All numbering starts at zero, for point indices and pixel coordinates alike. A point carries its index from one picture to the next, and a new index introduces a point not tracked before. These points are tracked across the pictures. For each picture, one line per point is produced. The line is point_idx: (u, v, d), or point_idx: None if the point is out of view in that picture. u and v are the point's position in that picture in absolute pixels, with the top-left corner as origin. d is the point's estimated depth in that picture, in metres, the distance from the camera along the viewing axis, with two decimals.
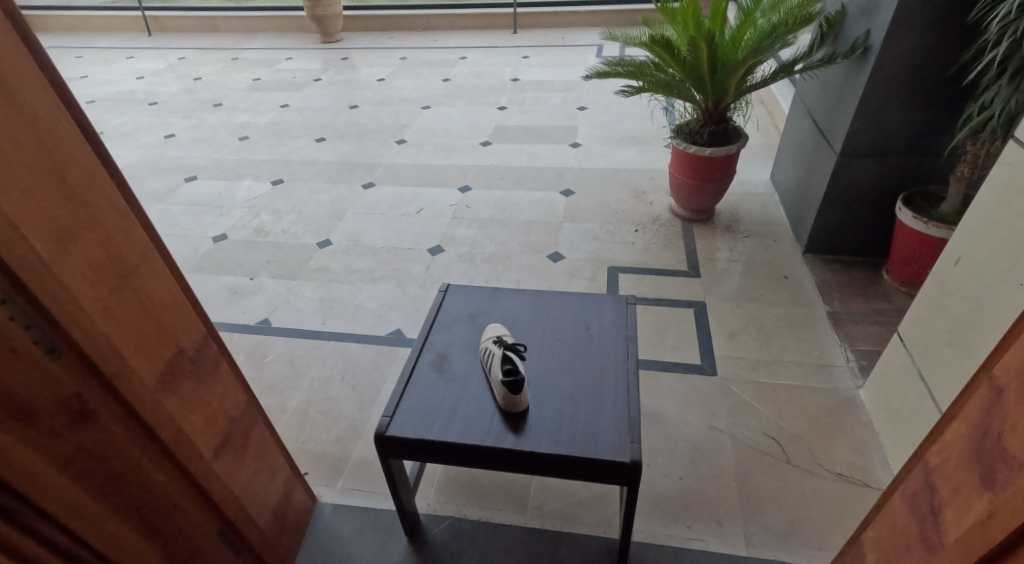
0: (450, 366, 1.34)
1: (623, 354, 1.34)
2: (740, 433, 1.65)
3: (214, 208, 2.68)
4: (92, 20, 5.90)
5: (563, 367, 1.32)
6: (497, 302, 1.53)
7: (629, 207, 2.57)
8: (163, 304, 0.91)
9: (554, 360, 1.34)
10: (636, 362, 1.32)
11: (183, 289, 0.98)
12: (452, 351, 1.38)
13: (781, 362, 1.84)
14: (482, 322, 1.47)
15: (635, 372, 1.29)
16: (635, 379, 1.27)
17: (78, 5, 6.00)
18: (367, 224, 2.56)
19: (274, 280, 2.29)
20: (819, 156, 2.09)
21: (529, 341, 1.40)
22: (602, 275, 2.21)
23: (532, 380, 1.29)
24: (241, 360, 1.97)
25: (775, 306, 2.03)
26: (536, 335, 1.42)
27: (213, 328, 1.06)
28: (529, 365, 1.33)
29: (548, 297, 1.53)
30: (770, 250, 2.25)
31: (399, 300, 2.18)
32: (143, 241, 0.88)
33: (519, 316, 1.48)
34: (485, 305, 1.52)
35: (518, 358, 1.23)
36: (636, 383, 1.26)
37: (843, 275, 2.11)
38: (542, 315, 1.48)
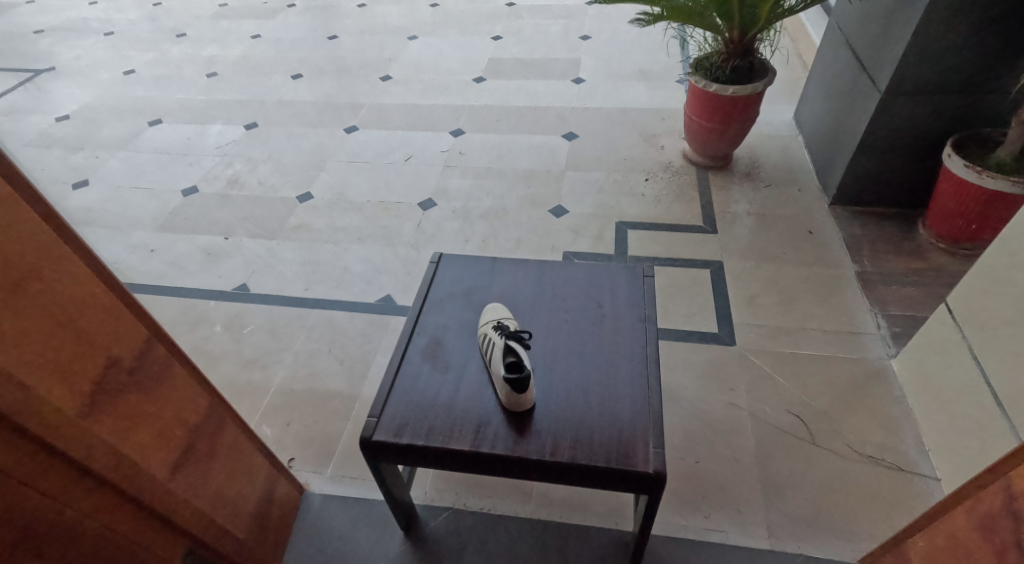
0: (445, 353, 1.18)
1: (641, 339, 1.19)
2: (760, 410, 1.52)
3: (182, 156, 2.44)
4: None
5: (573, 355, 1.17)
6: (496, 276, 1.35)
7: (638, 153, 2.35)
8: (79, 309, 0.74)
9: (563, 345, 1.19)
10: (656, 348, 1.16)
11: (111, 287, 0.80)
12: (447, 332, 1.23)
13: (806, 329, 1.69)
14: (480, 299, 1.30)
15: (656, 361, 1.14)
16: (655, 370, 1.12)
17: None
18: (352, 174, 2.34)
19: (252, 240, 2.09)
20: (858, 94, 1.86)
21: (534, 324, 1.24)
22: (609, 232, 2.04)
23: (538, 370, 1.14)
24: (219, 332, 1.82)
25: (799, 266, 1.86)
26: (542, 315, 1.26)
27: (161, 329, 0.88)
28: (534, 352, 1.17)
29: (554, 269, 1.35)
30: (794, 202, 2.06)
31: (390, 262, 2.01)
32: (37, 235, 0.69)
33: (522, 292, 1.31)
34: (482, 279, 1.35)
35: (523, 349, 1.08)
36: (657, 375, 1.11)
37: (874, 230, 1.93)
38: (547, 292, 1.31)
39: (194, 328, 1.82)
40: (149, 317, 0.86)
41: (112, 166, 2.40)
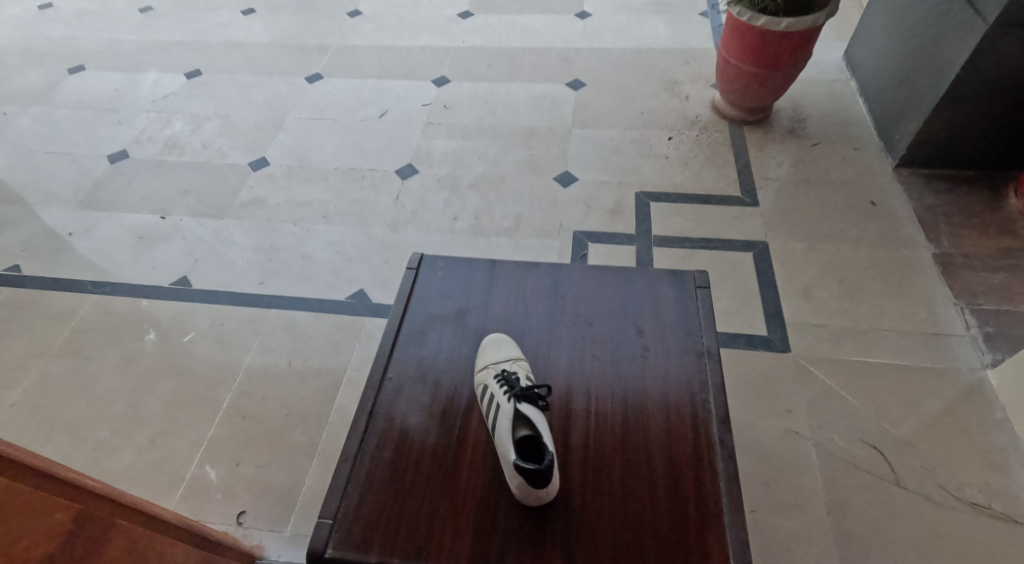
0: (432, 409, 0.87)
1: (699, 386, 0.87)
2: (828, 440, 1.24)
3: (107, 112, 2.00)
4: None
5: (608, 408, 0.85)
6: (496, 287, 1.02)
7: (658, 104, 1.97)
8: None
9: (593, 393, 0.87)
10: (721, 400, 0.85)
11: None
12: (436, 376, 0.90)
13: (877, 331, 1.38)
14: (475, 323, 0.97)
15: (724, 423, 0.82)
16: (724, 440, 0.81)
17: None
18: (314, 133, 1.94)
19: (192, 220, 1.71)
20: (947, 25, 1.48)
21: (550, 359, 0.92)
22: (627, 207, 1.69)
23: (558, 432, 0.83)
24: (153, 341, 1.47)
25: (862, 246, 1.52)
26: (562, 346, 0.93)
27: None
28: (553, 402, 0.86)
29: (573, 277, 1.02)
30: (850, 163, 1.69)
31: (363, 246, 1.65)
32: None
33: (533, 311, 0.98)
34: (478, 292, 1.01)
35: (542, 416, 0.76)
36: (727, 448, 0.80)
37: (953, 198, 1.58)
38: (567, 310, 0.97)
39: (123, 336, 1.48)
40: None
41: (22, 126, 1.98)
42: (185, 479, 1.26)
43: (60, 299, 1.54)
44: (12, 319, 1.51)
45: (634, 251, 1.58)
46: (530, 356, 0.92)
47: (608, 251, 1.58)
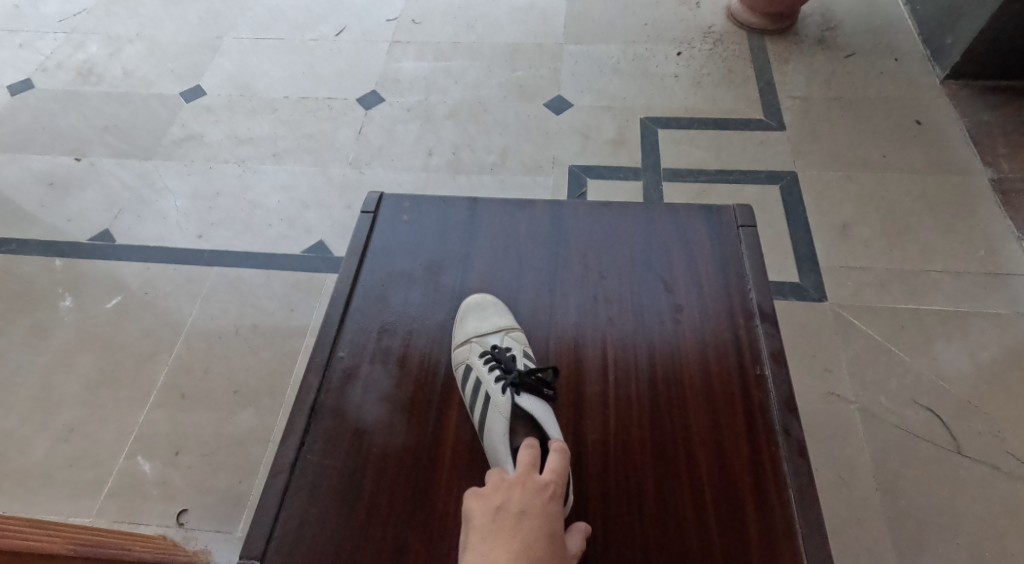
0: (397, 399, 0.65)
1: (752, 357, 0.66)
2: (876, 403, 1.06)
3: (6, 33, 1.66)
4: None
5: (632, 390, 0.64)
6: (479, 233, 0.78)
7: (663, 14, 1.68)
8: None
9: (611, 369, 0.66)
10: (783, 374, 0.64)
11: None
12: (402, 354, 0.68)
13: (928, 274, 1.18)
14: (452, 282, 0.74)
15: (790, 407, 0.62)
16: (792, 428, 0.60)
17: None
18: (259, 57, 1.64)
19: (114, 161, 1.43)
20: None
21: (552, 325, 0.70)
22: (631, 135, 1.44)
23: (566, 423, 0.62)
24: (70, 309, 1.23)
25: (907, 174, 1.30)
26: (568, 306, 0.71)
27: None
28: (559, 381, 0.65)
29: (578, 216, 0.79)
30: (890, 78, 1.45)
31: (321, 190, 1.40)
32: None
33: (527, 263, 0.75)
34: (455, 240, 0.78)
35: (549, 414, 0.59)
36: (796, 441, 0.60)
37: (1011, 113, 1.36)
38: (572, 259, 0.75)
39: (32, 303, 1.23)
40: None
41: None
42: (113, 473, 1.05)
43: None
44: None
45: (641, 186, 1.34)
46: (526, 322, 0.70)
47: (610, 187, 1.34)
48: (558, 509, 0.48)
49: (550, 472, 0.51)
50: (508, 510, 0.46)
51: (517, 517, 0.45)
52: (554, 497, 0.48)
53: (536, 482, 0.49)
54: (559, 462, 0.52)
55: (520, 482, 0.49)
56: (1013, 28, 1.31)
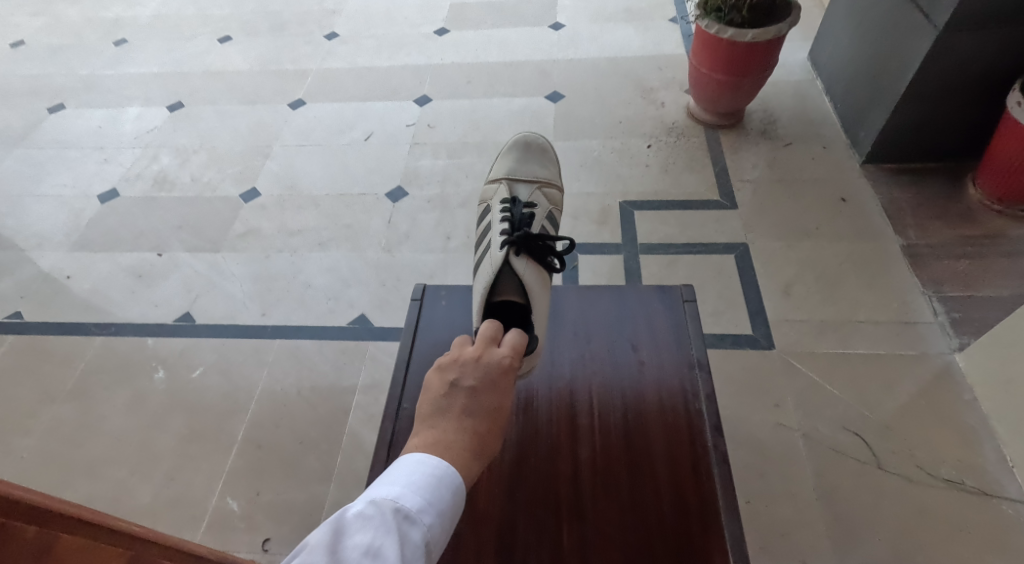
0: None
1: (693, 393, 0.94)
2: (815, 429, 1.32)
3: (92, 150, 2.01)
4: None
5: (610, 420, 0.92)
6: (516, 164, 1.25)
7: (636, 111, 2.05)
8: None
9: (592, 408, 0.93)
10: (714, 404, 0.92)
11: None
12: None
13: (854, 323, 1.47)
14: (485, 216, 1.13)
15: (717, 428, 0.90)
16: (719, 442, 0.88)
17: None
18: (303, 160, 1.98)
19: (189, 254, 1.74)
20: (900, 29, 1.57)
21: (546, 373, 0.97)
22: (612, 216, 1.75)
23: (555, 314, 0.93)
24: (161, 380, 1.51)
25: (836, 241, 1.61)
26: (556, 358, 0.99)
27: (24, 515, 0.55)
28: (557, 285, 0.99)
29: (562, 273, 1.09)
30: (820, 162, 1.79)
31: (359, 270, 1.70)
32: None
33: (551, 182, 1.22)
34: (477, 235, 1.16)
35: (535, 275, 0.90)
36: (722, 451, 0.87)
37: (917, 190, 1.69)
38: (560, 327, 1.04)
39: (131, 376, 1.51)
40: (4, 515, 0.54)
41: (4, 168, 1.98)
42: (207, 512, 1.31)
43: (64, 343, 1.57)
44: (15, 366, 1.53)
45: (623, 259, 1.65)
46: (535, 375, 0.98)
47: (597, 261, 1.65)
48: (505, 380, 0.67)
49: (505, 350, 0.70)
50: (464, 384, 0.65)
51: (471, 391, 0.65)
52: (502, 371, 0.67)
53: (489, 360, 0.68)
54: (512, 345, 0.70)
55: (477, 360, 0.68)
56: (910, 127, 1.64)
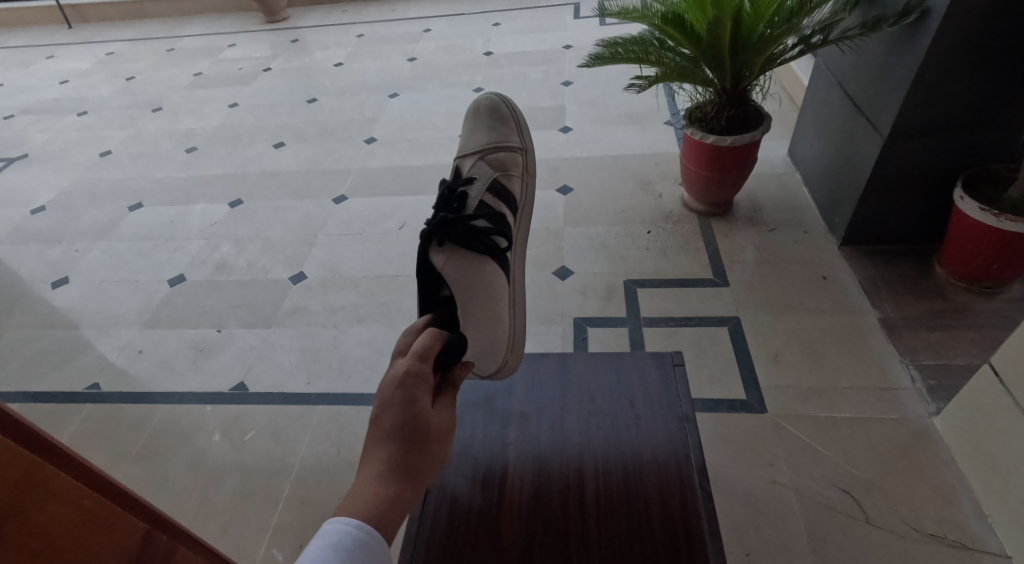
0: (473, 478, 1.03)
1: (683, 442, 1.05)
2: (806, 486, 1.44)
3: (164, 241, 2.38)
4: (25, 11, 5.47)
5: (611, 467, 1.03)
6: (469, 134, 1.43)
7: (636, 202, 2.34)
8: (35, 481, 0.48)
9: (596, 457, 1.05)
10: (700, 451, 1.03)
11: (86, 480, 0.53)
12: (473, 455, 1.07)
13: (839, 389, 1.62)
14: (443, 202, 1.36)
15: (704, 471, 1.00)
16: (705, 483, 0.99)
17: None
18: (345, 247, 2.25)
19: (245, 330, 1.99)
20: (856, 135, 1.92)
21: (517, 363, 1.16)
22: (617, 293, 1.97)
23: (492, 292, 1.10)
24: (217, 441, 1.70)
25: (818, 314, 1.81)
26: (520, 342, 1.16)
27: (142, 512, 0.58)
28: (500, 263, 1.16)
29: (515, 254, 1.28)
30: (802, 245, 2.06)
31: (393, 343, 1.92)
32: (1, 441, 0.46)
33: (502, 144, 1.36)
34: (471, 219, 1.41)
35: (455, 268, 1.07)
36: (708, 491, 0.98)
37: (889, 269, 1.93)
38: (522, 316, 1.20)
39: (191, 438, 1.71)
40: (137, 502, 0.57)
41: (92, 258, 2.34)
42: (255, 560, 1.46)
43: (133, 409, 1.78)
44: (91, 430, 1.74)
45: (627, 331, 1.84)
46: (547, 429, 1.10)
47: (604, 333, 1.85)
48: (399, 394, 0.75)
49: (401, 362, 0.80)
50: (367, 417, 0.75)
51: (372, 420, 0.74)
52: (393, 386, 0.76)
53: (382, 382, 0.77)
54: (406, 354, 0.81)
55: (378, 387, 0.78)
56: (876, 215, 1.94)
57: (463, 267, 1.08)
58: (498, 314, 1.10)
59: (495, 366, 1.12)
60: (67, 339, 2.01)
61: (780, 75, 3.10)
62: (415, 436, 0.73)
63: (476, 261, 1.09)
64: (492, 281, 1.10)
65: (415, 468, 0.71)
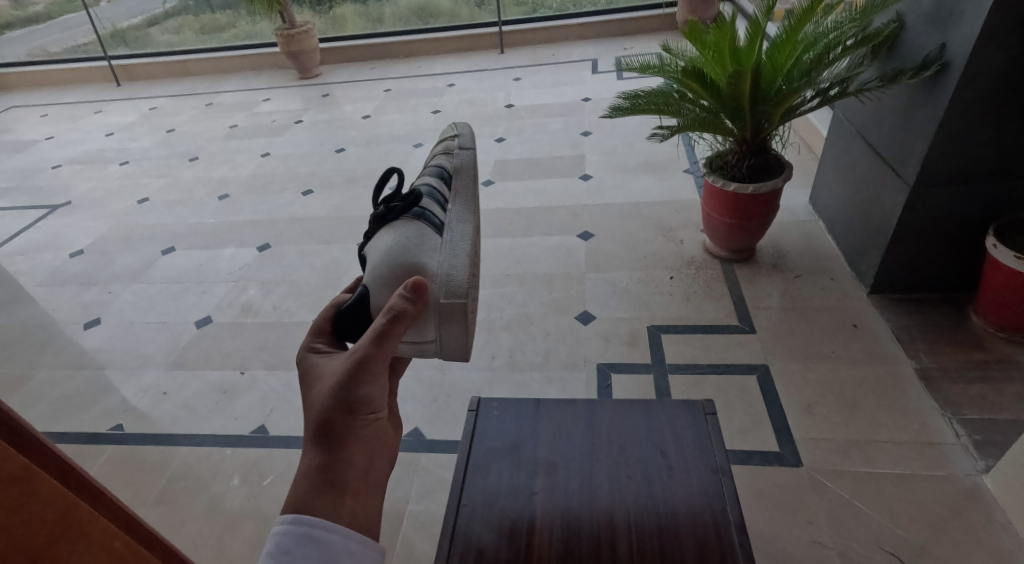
0: (500, 530, 1.01)
1: (718, 497, 1.01)
2: (849, 547, 1.35)
3: (194, 284, 2.43)
4: (77, 71, 5.81)
5: (643, 522, 0.99)
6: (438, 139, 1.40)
7: (658, 248, 2.34)
8: (73, 519, 0.48)
9: (628, 511, 1.01)
10: (738, 507, 0.99)
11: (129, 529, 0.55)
12: (499, 507, 1.04)
13: (878, 443, 1.56)
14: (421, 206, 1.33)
15: (743, 528, 0.95)
16: (743, 541, 0.94)
17: (61, 58, 5.93)
18: None
19: (268, 373, 1.99)
20: (880, 183, 1.92)
21: (457, 314, 0.94)
22: (641, 338, 1.95)
23: (409, 242, 1.01)
24: (236, 485, 1.67)
25: (850, 363, 1.77)
26: (456, 288, 0.96)
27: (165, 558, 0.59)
28: (431, 219, 1.08)
29: (462, 211, 1.14)
30: (829, 293, 2.03)
31: (414, 388, 1.89)
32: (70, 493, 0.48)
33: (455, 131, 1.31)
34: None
35: (374, 238, 1.05)
36: (748, 551, 0.92)
37: (921, 318, 1.89)
38: (464, 258, 1.02)
39: (210, 482, 1.68)
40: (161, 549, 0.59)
41: (124, 300, 2.39)
42: None
43: (155, 453, 1.77)
44: (112, 473, 1.74)
45: (652, 377, 1.81)
46: (574, 481, 1.07)
47: (628, 380, 1.81)
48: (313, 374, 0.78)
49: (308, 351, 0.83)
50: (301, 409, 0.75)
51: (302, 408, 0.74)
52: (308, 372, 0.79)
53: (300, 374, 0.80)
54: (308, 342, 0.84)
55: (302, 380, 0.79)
56: (906, 263, 1.91)
57: (383, 234, 1.04)
58: (420, 262, 0.98)
59: (434, 337, 0.93)
60: (94, 380, 2.03)
61: (798, 126, 3.14)
62: (316, 400, 0.72)
63: (391, 225, 1.06)
64: (412, 235, 1.02)
65: (325, 426, 0.69)
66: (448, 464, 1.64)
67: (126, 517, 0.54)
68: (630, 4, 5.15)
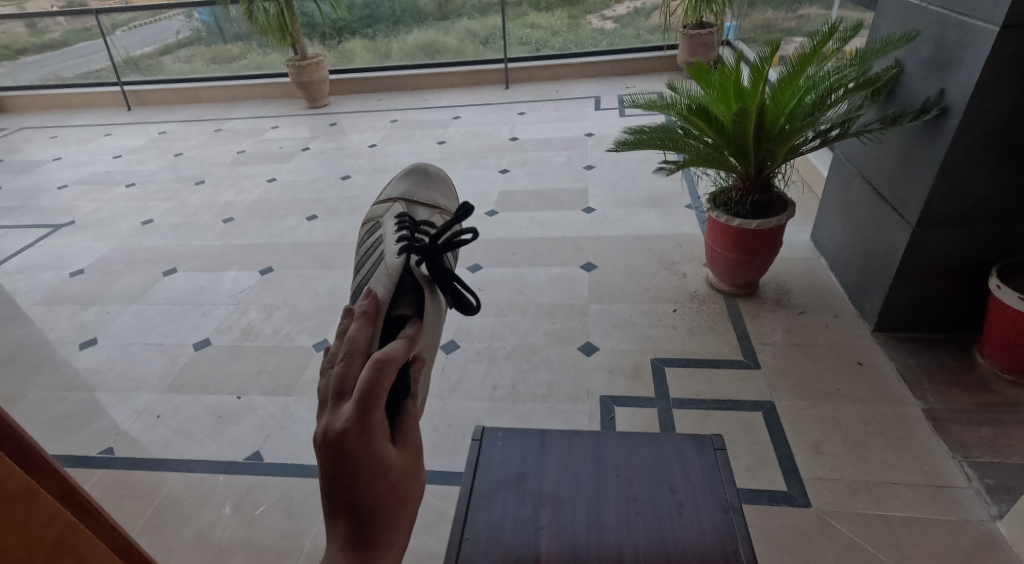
0: None
1: (728, 538, 0.98)
2: None
3: (195, 307, 2.41)
4: (88, 96, 5.90)
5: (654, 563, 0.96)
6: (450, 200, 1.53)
7: (661, 281, 2.34)
8: (67, 544, 0.45)
9: (638, 552, 0.98)
10: (750, 547, 0.96)
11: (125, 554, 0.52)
12: (504, 542, 1.01)
13: (887, 484, 1.53)
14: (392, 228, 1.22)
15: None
16: None
17: (73, 82, 6.03)
18: None
19: (265, 398, 1.96)
20: (883, 222, 1.93)
21: None
22: (644, 371, 1.93)
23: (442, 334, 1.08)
24: (228, 514, 1.62)
25: (856, 402, 1.75)
26: None
27: None
28: None
29: None
30: (833, 329, 2.03)
31: None
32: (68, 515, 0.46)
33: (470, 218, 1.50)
34: None
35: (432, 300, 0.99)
36: None
37: (927, 358, 1.88)
38: None
39: (201, 510, 1.63)
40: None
41: (122, 321, 2.37)
42: None
43: (145, 478, 1.73)
44: (101, 498, 1.69)
45: (656, 411, 1.79)
46: (581, 520, 1.04)
47: (631, 413, 1.79)
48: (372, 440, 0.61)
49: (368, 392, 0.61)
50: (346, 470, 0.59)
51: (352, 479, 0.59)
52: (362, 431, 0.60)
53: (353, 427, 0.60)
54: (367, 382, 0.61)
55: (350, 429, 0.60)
56: (910, 303, 1.91)
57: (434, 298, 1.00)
58: None
59: None
60: (87, 402, 2.00)
61: (798, 166, 3.18)
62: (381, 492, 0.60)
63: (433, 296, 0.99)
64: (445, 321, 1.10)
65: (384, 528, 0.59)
66: (447, 496, 1.60)
67: (122, 544, 0.52)
68: (632, 45, 5.28)
